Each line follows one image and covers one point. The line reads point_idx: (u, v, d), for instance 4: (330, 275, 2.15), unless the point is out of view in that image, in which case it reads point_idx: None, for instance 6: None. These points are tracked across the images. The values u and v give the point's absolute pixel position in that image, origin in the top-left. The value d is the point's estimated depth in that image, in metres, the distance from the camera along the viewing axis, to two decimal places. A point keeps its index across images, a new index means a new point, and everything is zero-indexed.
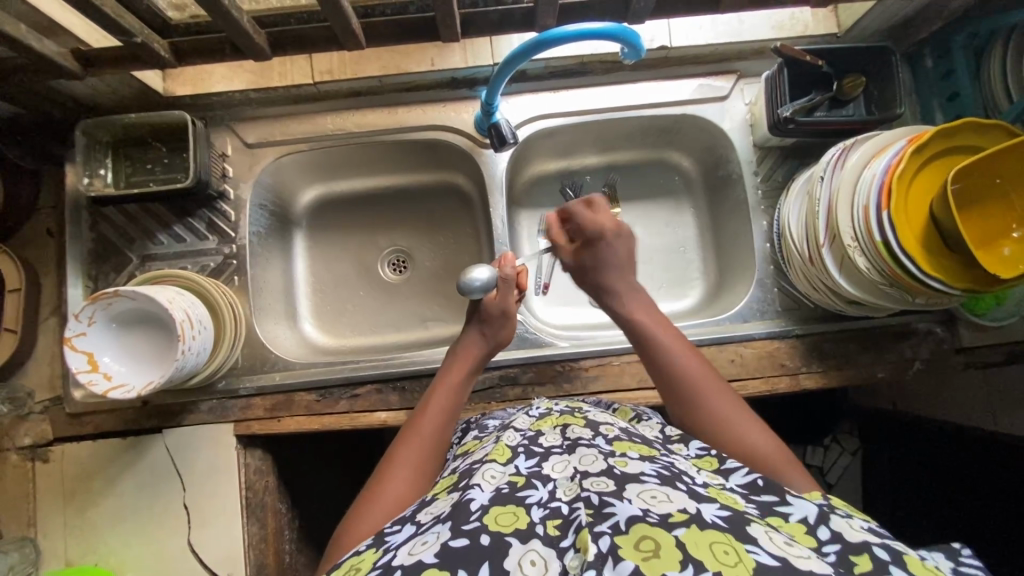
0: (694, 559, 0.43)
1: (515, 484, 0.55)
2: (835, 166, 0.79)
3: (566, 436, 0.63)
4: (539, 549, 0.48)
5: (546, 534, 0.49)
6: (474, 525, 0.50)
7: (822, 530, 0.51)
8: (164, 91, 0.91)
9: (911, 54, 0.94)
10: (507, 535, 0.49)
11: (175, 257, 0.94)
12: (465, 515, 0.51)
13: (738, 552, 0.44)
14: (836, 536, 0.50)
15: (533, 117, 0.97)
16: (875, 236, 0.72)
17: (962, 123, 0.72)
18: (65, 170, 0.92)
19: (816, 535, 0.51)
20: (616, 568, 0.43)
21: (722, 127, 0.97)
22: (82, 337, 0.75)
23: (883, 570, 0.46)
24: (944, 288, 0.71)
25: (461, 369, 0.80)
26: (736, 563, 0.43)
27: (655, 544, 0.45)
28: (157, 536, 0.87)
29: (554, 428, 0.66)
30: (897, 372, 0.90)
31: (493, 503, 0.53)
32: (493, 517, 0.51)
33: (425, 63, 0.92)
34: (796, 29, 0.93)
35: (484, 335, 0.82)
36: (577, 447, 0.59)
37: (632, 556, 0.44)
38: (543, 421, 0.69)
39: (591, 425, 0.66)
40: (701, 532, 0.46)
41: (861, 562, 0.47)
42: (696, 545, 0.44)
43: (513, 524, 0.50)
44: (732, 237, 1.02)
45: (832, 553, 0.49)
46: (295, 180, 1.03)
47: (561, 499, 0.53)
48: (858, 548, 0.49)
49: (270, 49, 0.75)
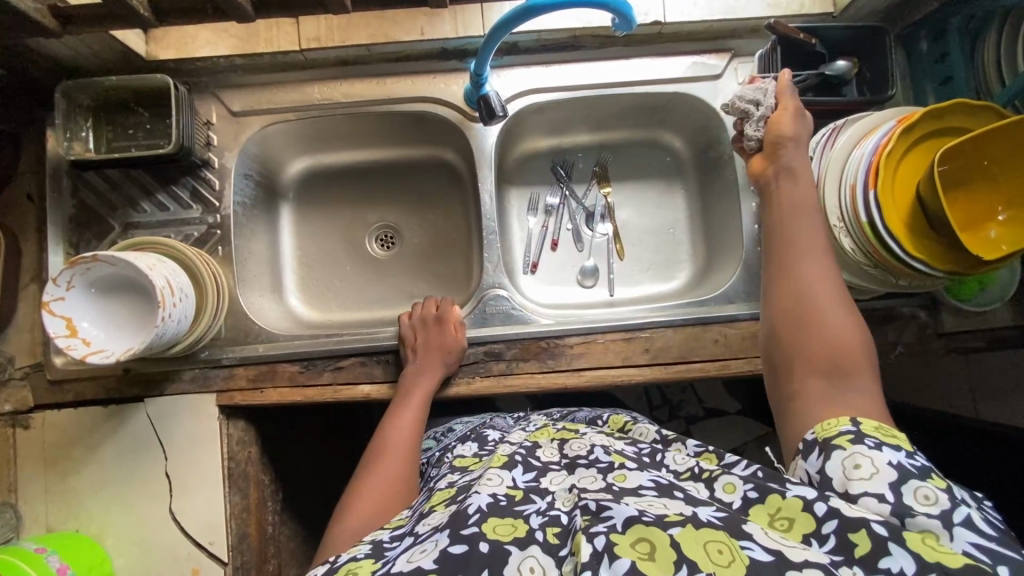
0: (688, 559, 0.44)
1: (513, 497, 0.55)
2: (826, 146, 0.79)
3: (564, 452, 0.65)
4: (538, 556, 0.48)
5: (545, 541, 0.49)
6: (473, 531, 0.50)
7: (819, 506, 0.47)
8: (145, 55, 0.89)
9: (906, 37, 0.93)
10: (505, 543, 0.49)
11: (157, 226, 0.92)
12: (463, 522, 0.51)
13: (731, 551, 0.44)
14: (833, 512, 0.46)
15: (524, 91, 0.95)
16: (862, 216, 0.72)
17: (951, 104, 0.71)
18: (45, 135, 0.91)
19: (813, 513, 0.47)
20: (612, 567, 0.43)
21: (715, 106, 0.96)
22: (60, 302, 0.74)
23: (883, 550, 0.43)
24: (928, 270, 0.71)
25: (422, 385, 0.84)
26: (730, 563, 0.43)
27: (650, 545, 0.45)
28: (138, 504, 0.87)
29: (551, 442, 0.69)
30: (879, 355, 0.91)
31: (491, 511, 0.52)
32: (491, 526, 0.50)
33: (415, 33, 0.90)
34: (792, 7, 0.92)
35: (431, 348, 0.86)
36: (577, 467, 0.61)
37: (627, 553, 0.44)
38: (540, 434, 0.72)
39: (585, 439, 0.67)
40: (695, 531, 0.46)
41: (860, 545, 0.44)
42: (690, 544, 0.45)
43: (512, 533, 0.50)
44: (721, 220, 1.02)
45: (830, 535, 0.46)
46: (281, 151, 1.01)
47: (559, 508, 0.53)
48: (857, 525, 0.45)
49: (253, 11, 0.73)
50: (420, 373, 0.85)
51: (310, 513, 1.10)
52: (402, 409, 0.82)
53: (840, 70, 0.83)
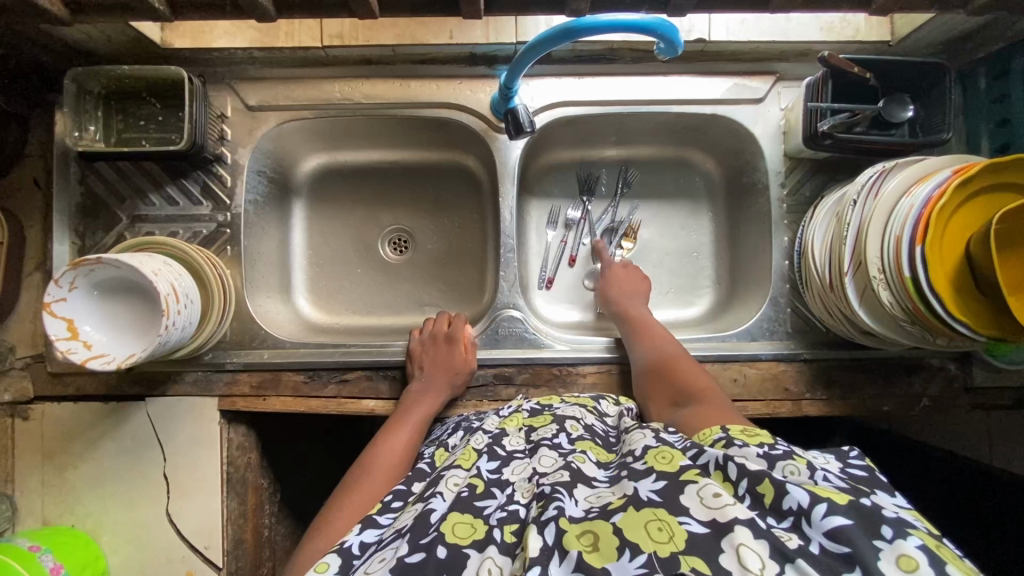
0: (630, 543, 0.45)
1: (474, 489, 0.56)
2: (871, 190, 0.74)
3: (530, 438, 0.65)
4: (496, 557, 0.49)
5: (503, 541, 0.50)
6: (430, 538, 0.50)
7: (730, 468, 0.49)
8: (160, 43, 0.84)
9: (965, 73, 0.87)
10: (464, 547, 0.50)
11: (166, 221, 0.89)
12: (423, 528, 0.52)
13: (670, 527, 0.45)
14: (741, 469, 0.49)
15: (553, 103, 0.91)
16: (904, 271, 0.67)
17: (1015, 158, 0.66)
18: (54, 118, 0.87)
19: (728, 476, 0.49)
20: (562, 565, 0.45)
21: (754, 132, 0.91)
22: (62, 304, 0.72)
23: (783, 492, 0.46)
24: (969, 334, 0.66)
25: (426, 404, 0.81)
26: (667, 540, 0.45)
27: (595, 537, 0.47)
28: (134, 504, 0.86)
29: (519, 429, 0.68)
30: (903, 406, 0.88)
31: (450, 510, 0.53)
32: (450, 526, 0.51)
33: (443, 36, 0.85)
34: (846, 33, 0.86)
35: (439, 366, 0.83)
36: (539, 448, 0.61)
37: (574, 546, 0.46)
38: (509, 420, 0.70)
39: (556, 422, 0.67)
40: (637, 513, 0.47)
41: (767, 495, 0.46)
42: (632, 527, 0.46)
43: (471, 536, 0.51)
44: (749, 251, 0.97)
45: (745, 494, 0.48)
46: (296, 147, 0.98)
47: (518, 501, 0.55)
48: (760, 476, 0.47)
49: (274, 10, 0.68)
50: (425, 388, 0.82)
51: (306, 514, 1.09)
52: (402, 423, 0.78)
53: (904, 117, 0.78)
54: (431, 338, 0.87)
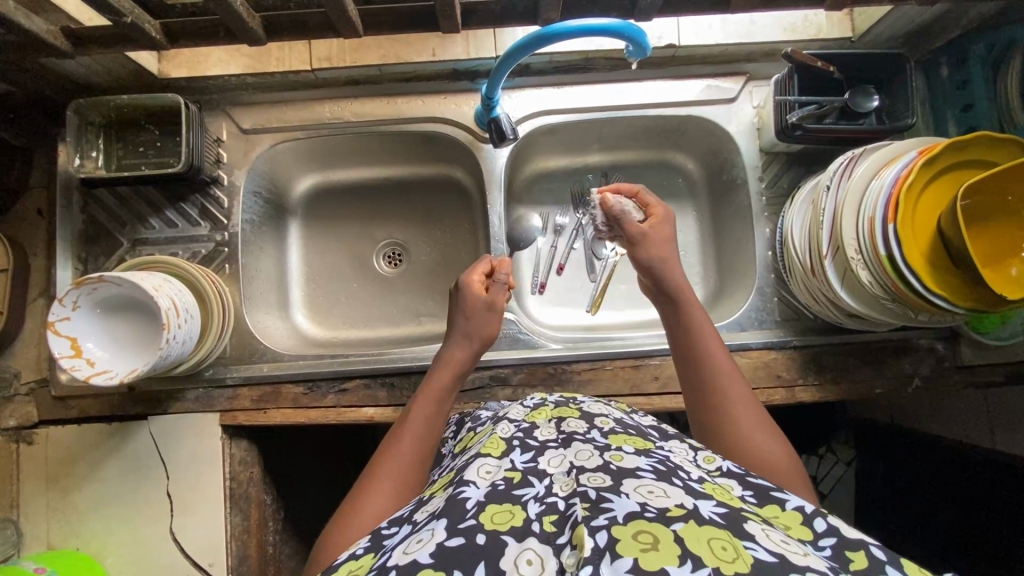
0: (693, 554, 0.41)
1: (511, 480, 0.53)
2: (843, 175, 0.77)
3: (561, 429, 0.62)
4: (536, 547, 0.46)
5: (542, 531, 0.47)
6: (470, 524, 0.47)
7: (818, 522, 0.49)
8: (158, 73, 0.89)
9: (926, 63, 0.91)
10: (502, 533, 0.47)
11: (165, 243, 0.92)
12: (461, 514, 0.49)
13: (736, 548, 0.42)
14: (832, 529, 0.48)
15: (535, 112, 0.94)
16: (880, 250, 0.69)
17: (977, 136, 0.69)
18: (57, 150, 0.91)
19: (812, 526, 0.49)
20: (613, 564, 0.41)
21: (728, 131, 0.95)
22: (66, 322, 0.74)
23: (879, 570, 0.43)
24: (949, 306, 0.68)
25: (450, 375, 0.75)
26: (734, 559, 0.41)
27: (654, 537, 0.43)
28: (139, 525, 0.86)
29: (548, 421, 0.65)
30: (895, 388, 0.89)
31: (489, 500, 0.50)
32: (489, 515, 0.48)
33: (426, 54, 0.90)
34: (809, 32, 0.91)
35: (473, 337, 0.78)
36: (573, 441, 0.58)
37: (630, 551, 0.42)
38: (537, 413, 0.67)
39: (585, 418, 0.65)
40: (699, 528, 0.44)
41: (857, 561, 0.45)
42: (695, 540, 0.43)
43: (510, 522, 0.48)
44: (733, 244, 1.00)
45: (827, 547, 0.47)
46: (291, 168, 1.01)
47: (558, 494, 0.51)
48: (855, 545, 0.46)
49: (264, 33, 0.73)
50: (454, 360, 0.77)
51: (310, 531, 1.09)
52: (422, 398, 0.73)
53: (871, 107, 0.81)
54: (460, 293, 0.81)
